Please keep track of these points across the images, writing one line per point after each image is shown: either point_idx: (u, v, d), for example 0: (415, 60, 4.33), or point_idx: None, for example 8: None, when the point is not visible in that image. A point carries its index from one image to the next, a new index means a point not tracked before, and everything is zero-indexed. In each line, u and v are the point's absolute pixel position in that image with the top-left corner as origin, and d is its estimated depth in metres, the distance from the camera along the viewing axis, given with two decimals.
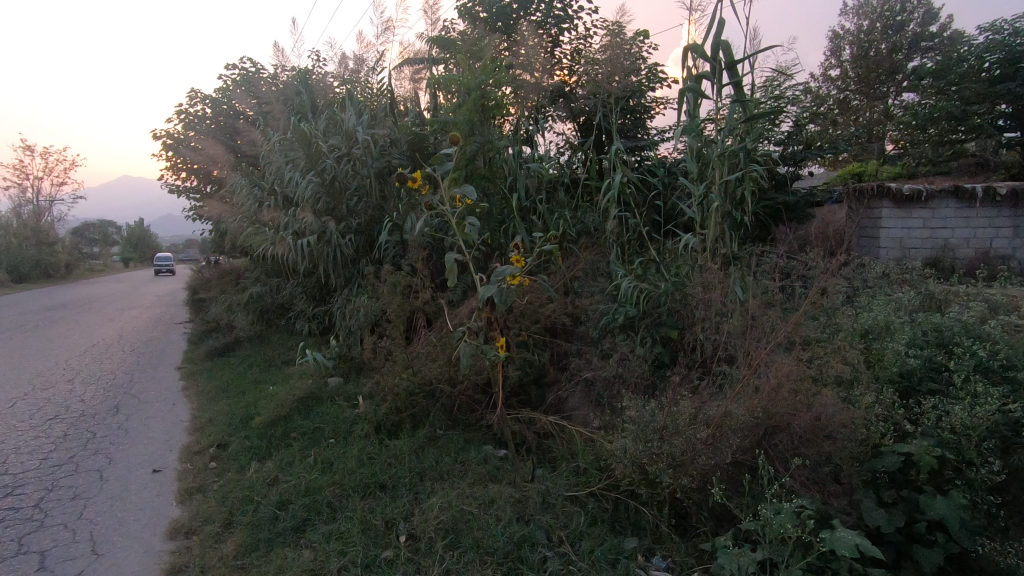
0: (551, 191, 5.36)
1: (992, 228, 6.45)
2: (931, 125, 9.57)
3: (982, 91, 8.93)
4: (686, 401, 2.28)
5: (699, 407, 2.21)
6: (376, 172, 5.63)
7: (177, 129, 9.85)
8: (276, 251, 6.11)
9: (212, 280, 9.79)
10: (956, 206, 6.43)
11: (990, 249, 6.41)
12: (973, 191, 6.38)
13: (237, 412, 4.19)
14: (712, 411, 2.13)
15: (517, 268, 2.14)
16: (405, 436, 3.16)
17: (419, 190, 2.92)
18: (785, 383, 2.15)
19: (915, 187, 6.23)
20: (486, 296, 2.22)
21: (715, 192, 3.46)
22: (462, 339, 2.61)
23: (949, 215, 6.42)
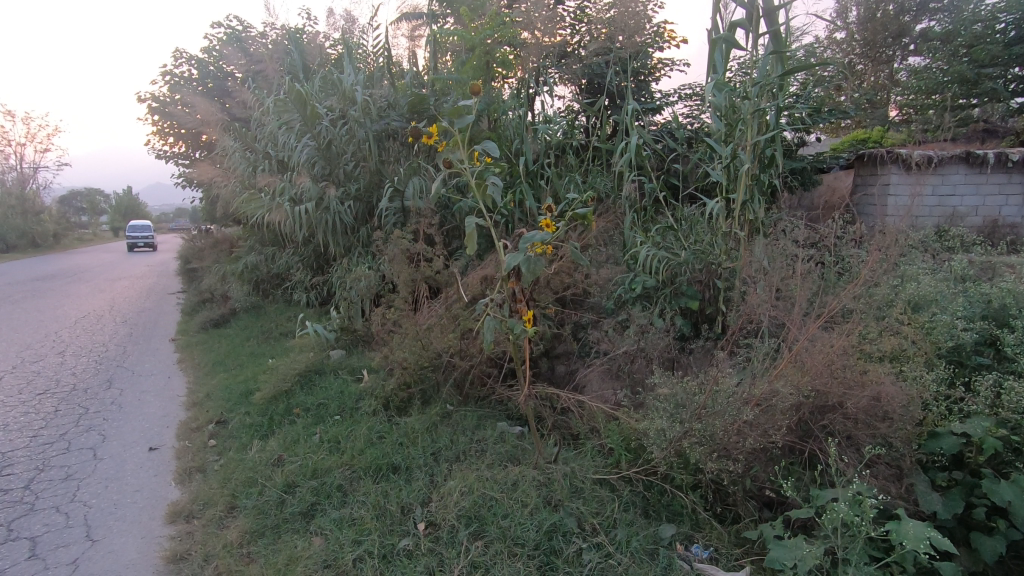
0: (559, 155, 5.09)
1: (1002, 195, 6.22)
2: (942, 90, 9.21)
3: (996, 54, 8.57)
4: (725, 378, 2.11)
5: (742, 384, 2.04)
6: (375, 135, 5.36)
7: (165, 91, 9.45)
8: (272, 218, 5.86)
9: (205, 250, 9.53)
10: (966, 172, 6.23)
11: (999, 218, 6.21)
12: (986, 157, 6.12)
13: (235, 387, 4.01)
14: (758, 389, 1.96)
15: (550, 234, 1.93)
16: (415, 413, 3.00)
17: (435, 147, 2.67)
18: (837, 357, 1.97)
19: (927, 153, 6.02)
20: (512, 263, 2.01)
21: (744, 154, 3.23)
22: (484, 313, 2.38)
23: (959, 182, 6.24)
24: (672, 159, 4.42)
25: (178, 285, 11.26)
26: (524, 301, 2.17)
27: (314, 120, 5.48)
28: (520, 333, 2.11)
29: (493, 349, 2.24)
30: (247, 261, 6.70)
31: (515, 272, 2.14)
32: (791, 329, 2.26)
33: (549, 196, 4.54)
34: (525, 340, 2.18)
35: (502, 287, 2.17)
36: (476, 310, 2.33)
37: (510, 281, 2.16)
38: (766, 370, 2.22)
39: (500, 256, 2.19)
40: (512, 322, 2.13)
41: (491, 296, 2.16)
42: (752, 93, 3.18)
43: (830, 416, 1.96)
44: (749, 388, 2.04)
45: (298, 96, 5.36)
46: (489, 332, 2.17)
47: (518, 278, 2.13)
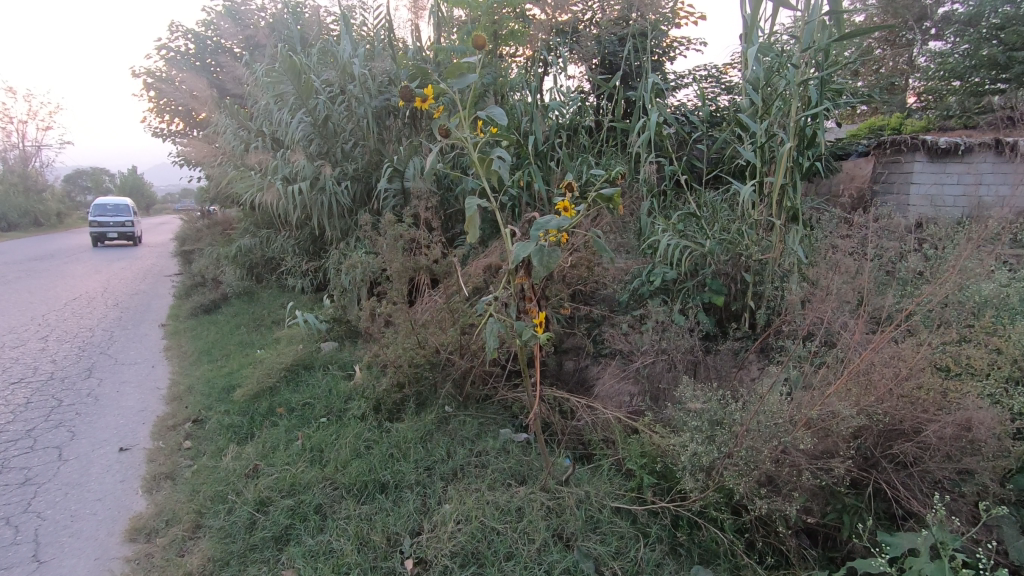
0: (571, 134, 4.72)
1: None
2: (969, 76, 8.62)
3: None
4: (772, 394, 1.79)
5: (791, 403, 1.72)
6: (374, 112, 5.01)
7: (160, 65, 9.08)
8: (265, 198, 5.53)
9: (201, 231, 9.23)
10: (994, 160, 5.99)
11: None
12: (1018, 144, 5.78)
13: (218, 380, 3.72)
14: (812, 410, 1.64)
15: (571, 218, 1.56)
16: (409, 417, 2.70)
17: (433, 116, 2.32)
18: (912, 374, 1.64)
19: (952, 140, 5.74)
20: (519, 255, 1.65)
21: (784, 132, 2.84)
22: (487, 311, 2.03)
23: (986, 170, 5.97)
24: (695, 140, 4.05)
25: (175, 267, 10.96)
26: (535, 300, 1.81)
27: (308, 95, 5.09)
28: (532, 339, 1.75)
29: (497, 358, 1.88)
30: (241, 243, 6.38)
31: (526, 265, 1.78)
32: (850, 336, 1.92)
33: (560, 178, 4.18)
34: (537, 349, 1.81)
35: (509, 282, 1.80)
36: (477, 309, 1.98)
37: (518, 276, 1.80)
38: (819, 384, 1.88)
39: (506, 245, 1.83)
40: (522, 326, 1.76)
41: (494, 293, 1.80)
42: (796, 62, 2.79)
43: (899, 442, 1.63)
44: (799, 407, 1.72)
45: (291, 68, 4.97)
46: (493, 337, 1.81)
47: (530, 272, 1.76)
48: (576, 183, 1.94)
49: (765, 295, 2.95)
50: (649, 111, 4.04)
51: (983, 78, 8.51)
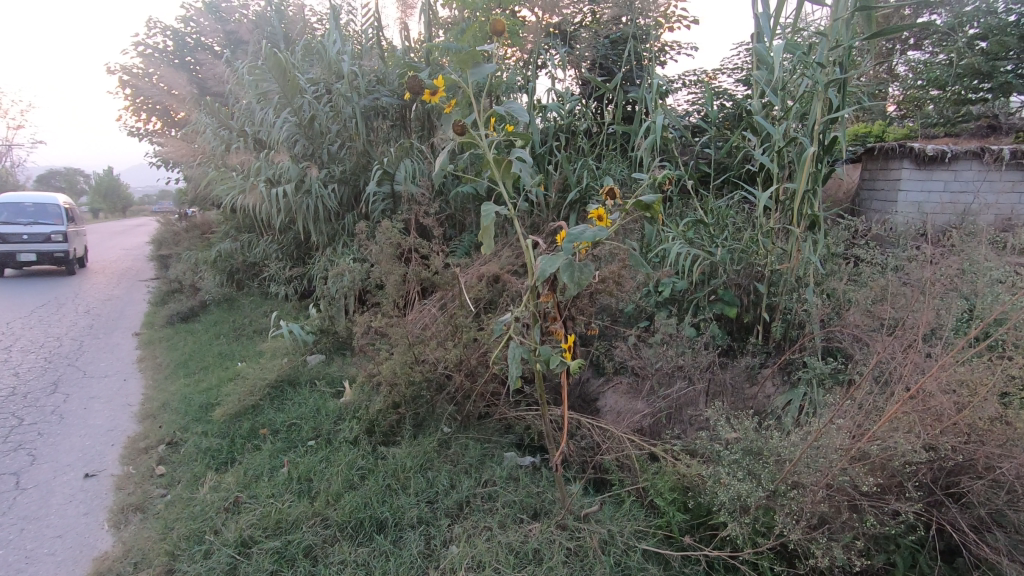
0: (568, 137, 4.54)
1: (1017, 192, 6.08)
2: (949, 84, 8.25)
3: (1010, 45, 7.71)
4: (820, 424, 1.63)
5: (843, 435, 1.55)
6: (362, 111, 4.78)
7: (135, 62, 8.74)
8: (246, 201, 5.26)
9: (178, 235, 8.87)
10: (978, 168, 6.05)
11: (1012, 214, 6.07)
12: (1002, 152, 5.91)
13: (196, 397, 3.45)
14: (869, 445, 1.48)
15: (607, 230, 1.37)
16: (406, 441, 2.49)
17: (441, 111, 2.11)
18: (984, 407, 1.46)
19: (938, 146, 5.81)
20: (545, 269, 1.45)
21: (806, 136, 2.69)
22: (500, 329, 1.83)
23: (970, 178, 6.02)
24: (701, 145, 3.89)
25: (151, 271, 10.54)
26: (561, 321, 1.67)
27: (294, 93, 4.84)
28: (559, 367, 1.59)
29: (518, 387, 1.72)
30: (220, 248, 6.09)
31: (550, 282, 1.61)
32: (900, 358, 1.75)
33: (558, 183, 3.98)
34: (564, 375, 1.68)
35: (531, 302, 1.62)
36: (493, 330, 1.79)
37: (542, 295, 1.64)
38: (869, 408, 1.71)
39: (528, 259, 1.64)
40: (547, 352, 1.60)
41: (514, 314, 1.61)
42: (819, 62, 2.65)
43: (965, 480, 1.48)
44: (851, 439, 1.57)
45: (276, 64, 4.72)
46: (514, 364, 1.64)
47: (555, 290, 1.62)
48: (612, 190, 1.80)
49: (780, 306, 2.80)
50: (653, 113, 3.88)
51: (964, 86, 8.23)
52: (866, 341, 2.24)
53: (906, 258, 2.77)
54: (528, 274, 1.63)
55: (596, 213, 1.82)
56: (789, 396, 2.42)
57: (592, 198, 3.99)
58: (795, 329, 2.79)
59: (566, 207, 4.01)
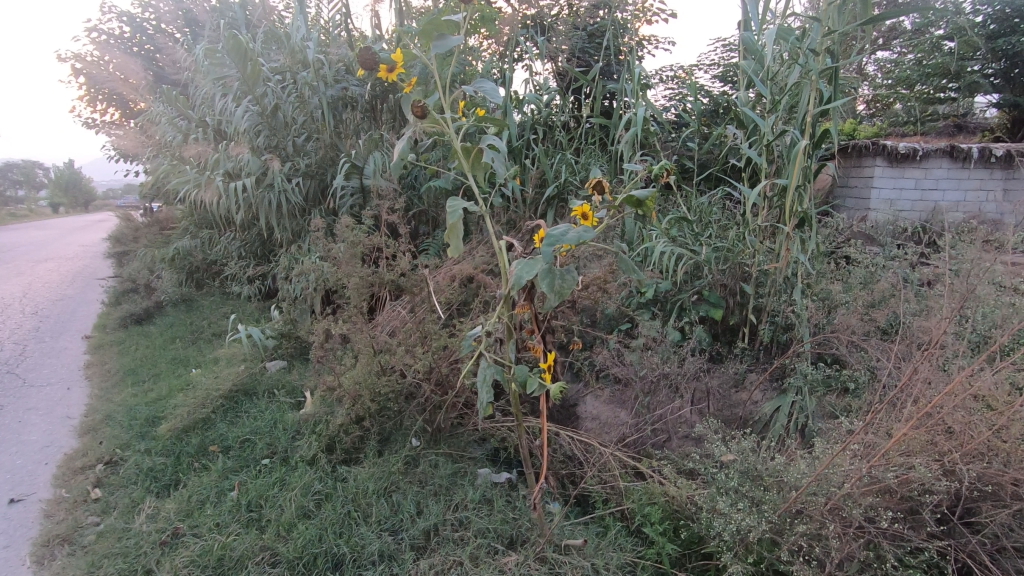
0: (546, 130, 4.34)
1: (984, 191, 6.96)
2: (917, 83, 8.34)
3: (978, 46, 7.80)
4: (825, 447, 1.50)
5: (850, 459, 1.42)
6: (328, 101, 4.50)
7: (89, 48, 8.25)
8: (203, 195, 4.94)
9: (138, 231, 8.44)
10: (949, 166, 6.90)
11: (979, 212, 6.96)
12: (969, 152, 6.80)
13: (142, 409, 3.16)
14: (884, 471, 1.35)
15: (592, 229, 1.18)
16: (370, 459, 2.28)
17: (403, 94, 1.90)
18: (1010, 428, 1.33)
19: (910, 146, 6.67)
20: (521, 274, 1.25)
21: (799, 129, 2.53)
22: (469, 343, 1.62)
23: (940, 175, 6.87)
24: (684, 140, 3.74)
25: (108, 269, 10.01)
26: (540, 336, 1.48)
27: (255, 80, 4.52)
28: (537, 389, 1.42)
29: (490, 412, 1.53)
30: (178, 246, 5.74)
31: (527, 291, 1.42)
32: (909, 371, 1.61)
33: (536, 178, 3.79)
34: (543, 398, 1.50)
35: (505, 315, 1.41)
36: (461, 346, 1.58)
37: (518, 306, 1.44)
38: (876, 425, 1.57)
39: (501, 265, 1.43)
40: (524, 372, 1.40)
41: (484, 329, 1.41)
42: (812, 49, 2.49)
43: (986, 508, 1.35)
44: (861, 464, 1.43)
45: (236, 48, 4.33)
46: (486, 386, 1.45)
47: (533, 299, 1.41)
48: (598, 183, 1.59)
49: (767, 308, 2.66)
50: (634, 105, 3.70)
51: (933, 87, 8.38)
52: (863, 348, 2.12)
53: (896, 257, 2.68)
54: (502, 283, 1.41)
55: (580, 211, 1.57)
56: (778, 403, 2.30)
57: (571, 194, 3.81)
58: (783, 332, 2.65)
59: (544, 203, 3.82)
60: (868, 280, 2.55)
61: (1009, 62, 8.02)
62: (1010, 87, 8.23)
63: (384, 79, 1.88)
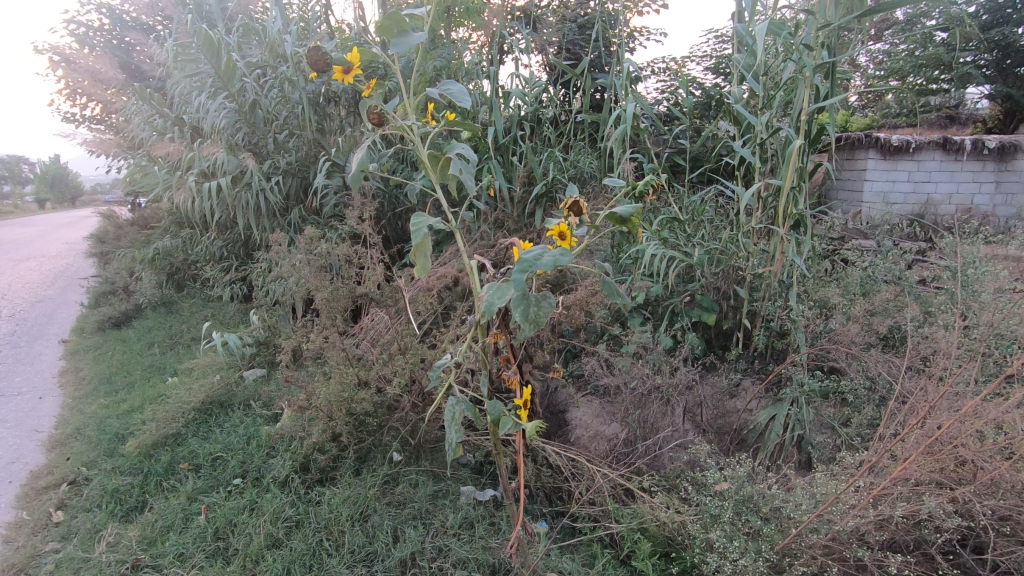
0: (533, 126, 4.21)
1: (975, 183, 6.92)
2: (909, 74, 8.28)
3: (971, 37, 7.73)
4: (829, 478, 1.39)
5: (851, 489, 1.33)
6: (309, 97, 4.34)
7: (65, 42, 8.03)
8: (180, 194, 4.77)
9: (119, 230, 8.24)
10: (942, 158, 6.83)
11: (970, 205, 6.93)
12: (961, 144, 6.76)
13: (112, 422, 3.02)
14: (891, 507, 1.26)
15: (569, 254, 1.06)
16: (347, 480, 2.17)
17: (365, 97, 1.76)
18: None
19: (903, 139, 6.57)
20: (490, 305, 1.13)
21: (793, 127, 2.41)
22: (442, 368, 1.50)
23: (933, 168, 6.81)
24: (676, 135, 3.62)
25: (91, 268, 9.79)
26: (515, 366, 1.38)
27: (231, 75, 4.35)
28: (511, 429, 1.28)
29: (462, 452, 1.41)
30: (158, 246, 5.57)
31: (502, 318, 1.32)
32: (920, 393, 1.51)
33: (523, 176, 3.68)
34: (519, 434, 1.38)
35: (478, 342, 1.30)
36: (432, 376, 1.48)
37: (491, 333, 1.34)
38: (885, 451, 1.47)
39: (474, 288, 1.35)
40: (498, 408, 1.29)
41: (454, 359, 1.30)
42: (807, 44, 2.38)
43: (997, 543, 1.27)
44: (868, 496, 1.34)
45: (207, 43, 4.20)
46: (456, 424, 1.33)
47: (508, 326, 1.30)
48: (575, 203, 1.52)
49: (762, 313, 2.55)
50: (624, 100, 3.58)
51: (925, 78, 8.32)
52: (864, 360, 2.03)
53: (892, 260, 2.61)
54: (475, 306, 1.34)
55: (557, 230, 1.53)
56: (773, 411, 2.20)
57: (560, 192, 3.68)
58: (778, 338, 2.55)
59: (533, 202, 3.69)
60: (866, 284, 2.46)
61: (1001, 54, 7.97)
62: (1003, 79, 8.18)
63: (340, 80, 1.73)
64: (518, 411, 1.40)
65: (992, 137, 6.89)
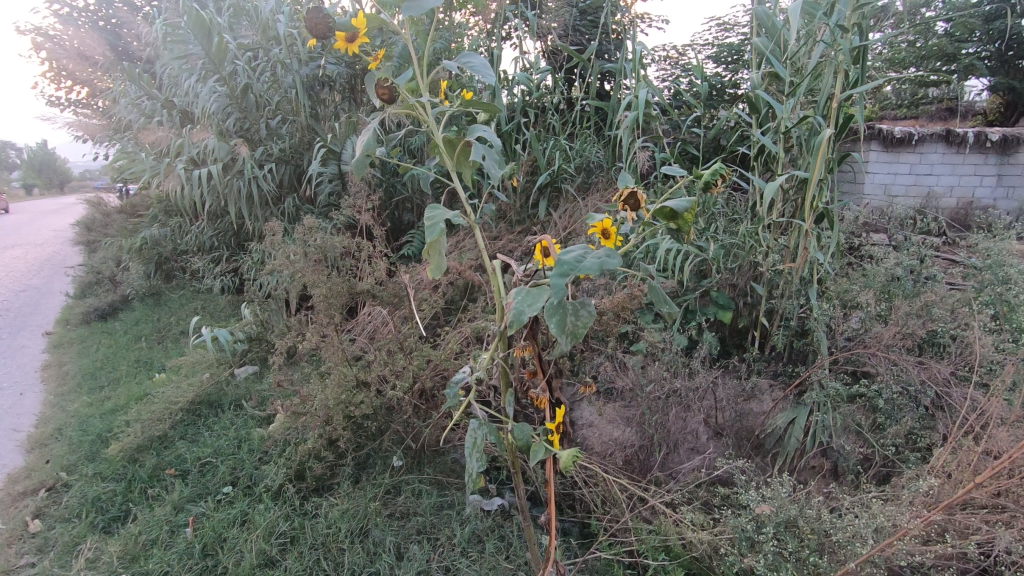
0: (538, 113, 4.02)
1: (977, 176, 6.82)
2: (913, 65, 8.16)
3: (974, 27, 7.61)
4: (890, 504, 1.27)
5: (915, 516, 1.21)
6: (303, 81, 4.14)
7: (49, 22, 7.76)
8: (168, 181, 4.57)
9: (106, 218, 8.00)
10: (944, 151, 6.71)
11: (972, 197, 6.83)
12: (964, 136, 6.63)
13: (95, 422, 2.87)
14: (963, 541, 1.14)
15: (617, 257, 0.97)
16: (344, 489, 2.03)
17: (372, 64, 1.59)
18: None
19: (906, 130, 6.48)
20: (523, 317, 1.02)
21: (821, 115, 2.26)
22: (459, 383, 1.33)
23: (935, 160, 6.70)
24: (688, 123, 3.45)
25: (78, 256, 9.55)
26: (545, 382, 1.26)
27: (222, 58, 4.13)
28: (543, 456, 1.17)
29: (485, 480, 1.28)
30: (145, 235, 5.37)
31: (529, 330, 1.22)
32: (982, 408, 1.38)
33: (527, 165, 3.51)
34: (549, 461, 1.26)
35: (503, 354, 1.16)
36: (448, 394, 1.31)
37: (519, 346, 1.25)
38: (946, 473, 1.34)
39: (498, 293, 1.22)
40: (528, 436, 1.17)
41: (476, 375, 1.19)
42: (838, 28, 2.23)
43: None
44: (934, 527, 1.22)
45: (198, 24, 4.02)
46: (478, 450, 1.19)
47: (537, 338, 1.18)
48: (632, 194, 1.36)
49: (780, 311, 2.42)
50: (634, 86, 3.40)
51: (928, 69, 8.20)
52: (899, 365, 1.91)
53: (916, 256, 2.49)
54: (499, 314, 1.20)
55: (602, 228, 1.38)
56: (793, 415, 2.09)
57: (565, 183, 3.52)
58: (798, 337, 2.42)
59: (536, 192, 3.54)
60: (890, 282, 2.34)
61: (1003, 45, 7.87)
62: (1004, 70, 8.09)
63: (343, 49, 1.56)
64: (549, 436, 1.31)
65: (994, 129, 6.78)
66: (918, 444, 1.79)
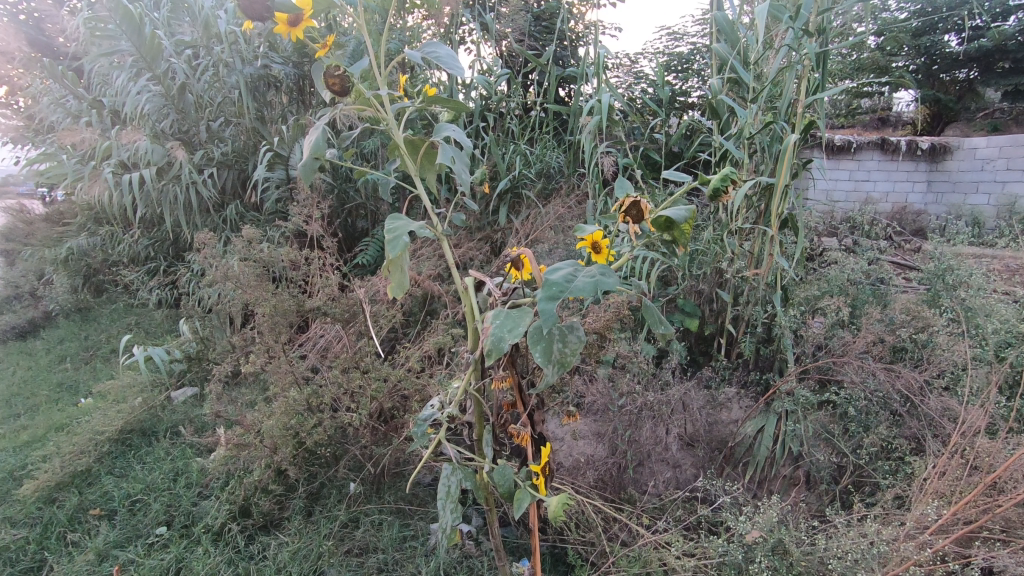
0: (496, 118, 3.92)
1: (910, 182, 7.15)
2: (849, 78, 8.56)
3: (904, 42, 8.05)
4: (892, 529, 1.22)
5: (918, 546, 1.16)
6: (247, 83, 3.89)
7: None
8: (95, 186, 4.20)
9: (27, 228, 7.35)
10: (880, 158, 7.03)
11: (906, 202, 7.13)
12: (898, 145, 6.95)
13: (8, 457, 2.55)
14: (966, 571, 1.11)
15: (608, 273, 0.92)
16: (294, 524, 1.85)
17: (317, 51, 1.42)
18: None
19: (846, 138, 6.81)
20: (503, 346, 0.93)
21: (785, 120, 2.24)
22: (430, 418, 1.21)
23: (871, 167, 7.02)
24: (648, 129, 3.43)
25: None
26: (526, 418, 1.18)
27: (155, 56, 3.82)
28: (528, 504, 1.10)
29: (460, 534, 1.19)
30: (71, 245, 4.93)
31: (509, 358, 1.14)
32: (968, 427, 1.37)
33: (487, 171, 3.40)
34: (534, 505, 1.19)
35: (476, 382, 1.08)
36: (415, 429, 1.22)
37: (497, 377, 1.17)
38: (939, 493, 1.31)
39: (472, 317, 1.12)
40: (509, 478, 1.11)
41: (450, 411, 1.09)
42: (802, 38, 2.22)
43: None
44: (936, 555, 1.18)
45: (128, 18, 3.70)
46: (452, 501, 1.11)
47: (517, 368, 1.14)
48: (634, 204, 1.20)
49: (746, 319, 2.38)
50: (594, 91, 3.35)
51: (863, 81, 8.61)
52: (869, 372, 1.90)
53: (873, 263, 2.53)
54: (475, 340, 1.10)
55: (591, 240, 1.28)
56: (762, 423, 2.07)
57: (526, 189, 3.43)
58: (764, 344, 2.38)
59: (497, 198, 3.43)
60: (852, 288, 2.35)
61: (928, 60, 8.37)
62: (931, 83, 8.61)
63: (285, 33, 1.38)
64: (534, 480, 1.20)
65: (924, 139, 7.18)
66: (893, 454, 1.79)
